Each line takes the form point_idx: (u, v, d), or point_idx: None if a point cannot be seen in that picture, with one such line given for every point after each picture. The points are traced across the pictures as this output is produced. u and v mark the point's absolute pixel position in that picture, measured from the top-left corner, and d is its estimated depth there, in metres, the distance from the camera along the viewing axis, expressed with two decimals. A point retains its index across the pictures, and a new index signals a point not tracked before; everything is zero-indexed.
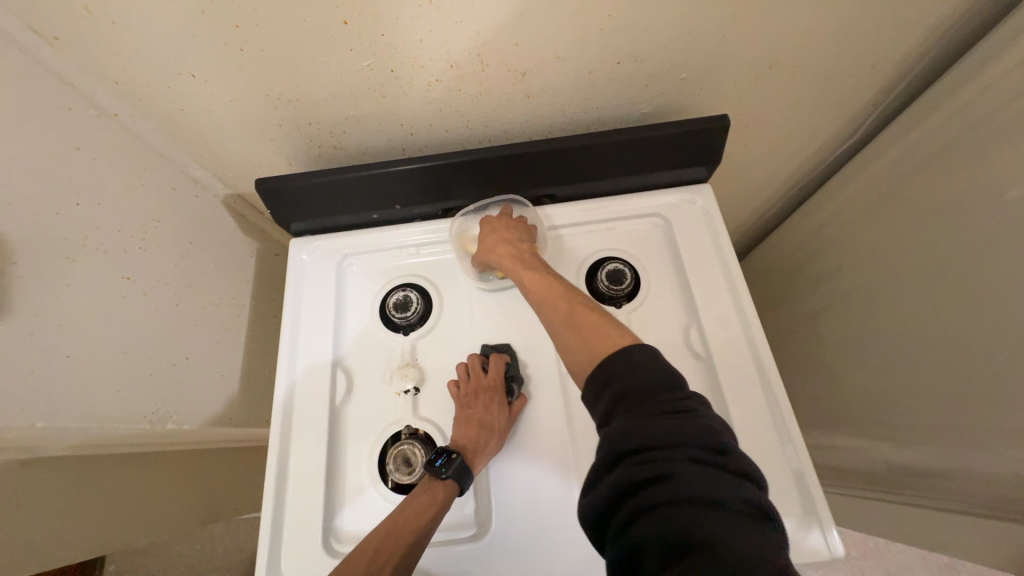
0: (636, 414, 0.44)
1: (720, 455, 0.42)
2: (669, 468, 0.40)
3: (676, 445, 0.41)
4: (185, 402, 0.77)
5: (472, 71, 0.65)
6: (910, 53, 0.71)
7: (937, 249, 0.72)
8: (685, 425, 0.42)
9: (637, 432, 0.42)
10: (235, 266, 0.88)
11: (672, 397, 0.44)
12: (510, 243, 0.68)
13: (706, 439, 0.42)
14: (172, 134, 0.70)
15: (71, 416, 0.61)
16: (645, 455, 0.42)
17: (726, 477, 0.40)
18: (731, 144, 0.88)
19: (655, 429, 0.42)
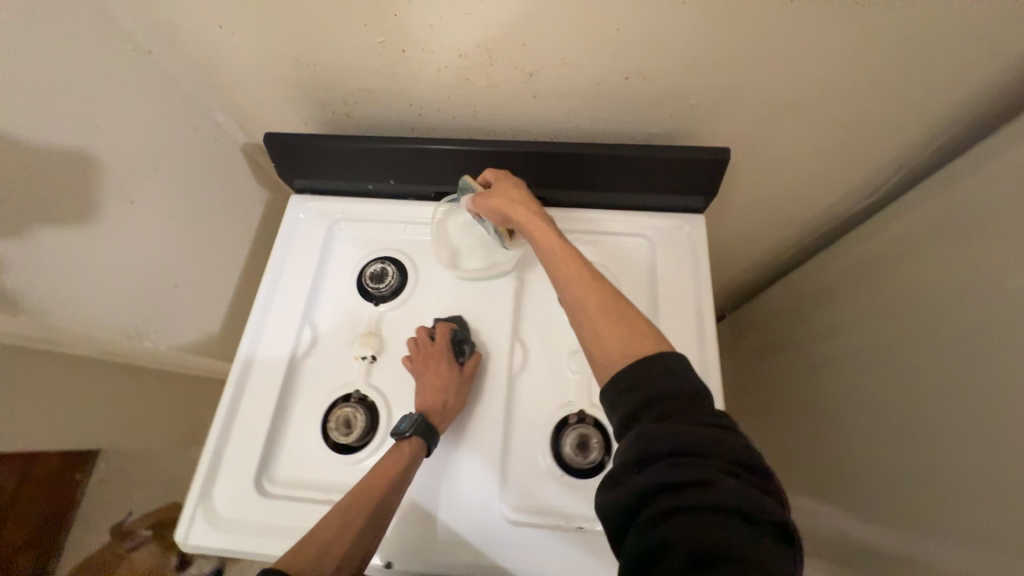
0: (671, 418, 0.45)
1: (749, 472, 0.42)
2: (705, 474, 0.41)
3: (711, 454, 0.42)
4: (161, 326, 0.83)
5: (480, 63, 0.66)
6: (940, 116, 0.67)
7: (931, 326, 0.69)
8: (723, 437, 0.43)
9: (673, 435, 0.43)
10: (240, 211, 0.93)
11: (704, 408, 0.46)
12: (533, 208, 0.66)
13: (738, 455, 0.43)
14: (200, 78, 0.75)
15: (63, 321, 0.67)
16: (680, 458, 0.42)
17: (757, 492, 0.41)
18: (744, 181, 0.86)
19: (692, 435, 0.43)
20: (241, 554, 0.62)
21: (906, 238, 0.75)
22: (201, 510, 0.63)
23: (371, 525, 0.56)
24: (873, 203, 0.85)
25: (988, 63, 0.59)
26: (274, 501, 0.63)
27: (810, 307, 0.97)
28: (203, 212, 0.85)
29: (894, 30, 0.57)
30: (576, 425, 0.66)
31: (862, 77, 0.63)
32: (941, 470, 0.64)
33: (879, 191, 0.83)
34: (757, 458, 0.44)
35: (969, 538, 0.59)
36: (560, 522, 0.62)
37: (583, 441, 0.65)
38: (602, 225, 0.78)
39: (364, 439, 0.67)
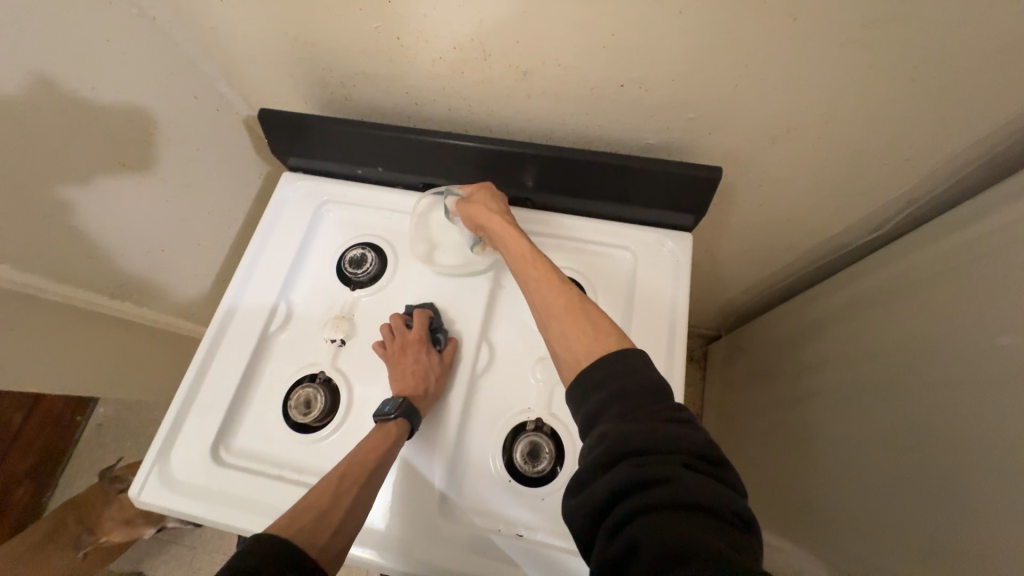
0: (636, 417, 0.44)
1: (711, 467, 0.43)
2: (668, 472, 0.40)
3: (675, 452, 0.42)
4: None
5: (474, 57, 0.65)
6: (952, 155, 0.63)
7: (918, 374, 0.65)
8: (682, 432, 0.43)
9: (637, 434, 0.43)
10: (238, 182, 0.94)
11: (668, 406, 0.46)
12: (499, 217, 0.68)
13: (700, 451, 0.43)
14: (203, 48, 0.76)
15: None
16: (644, 457, 0.42)
17: (720, 488, 0.41)
18: (743, 202, 0.83)
19: (655, 433, 0.43)
20: (190, 517, 0.64)
21: (904, 280, 0.72)
22: (157, 470, 0.65)
23: (363, 496, 0.57)
24: (877, 239, 0.81)
25: (1008, 103, 0.55)
26: (226, 470, 0.65)
27: (803, 339, 0.94)
28: (199, 179, 0.87)
29: (906, 60, 0.54)
30: (530, 433, 0.65)
31: (871, 106, 0.60)
32: (907, 524, 0.62)
33: (884, 227, 0.79)
34: (719, 452, 0.44)
35: None
36: (499, 528, 0.62)
37: (533, 448, 0.64)
38: (586, 232, 0.76)
39: (322, 420, 0.68)
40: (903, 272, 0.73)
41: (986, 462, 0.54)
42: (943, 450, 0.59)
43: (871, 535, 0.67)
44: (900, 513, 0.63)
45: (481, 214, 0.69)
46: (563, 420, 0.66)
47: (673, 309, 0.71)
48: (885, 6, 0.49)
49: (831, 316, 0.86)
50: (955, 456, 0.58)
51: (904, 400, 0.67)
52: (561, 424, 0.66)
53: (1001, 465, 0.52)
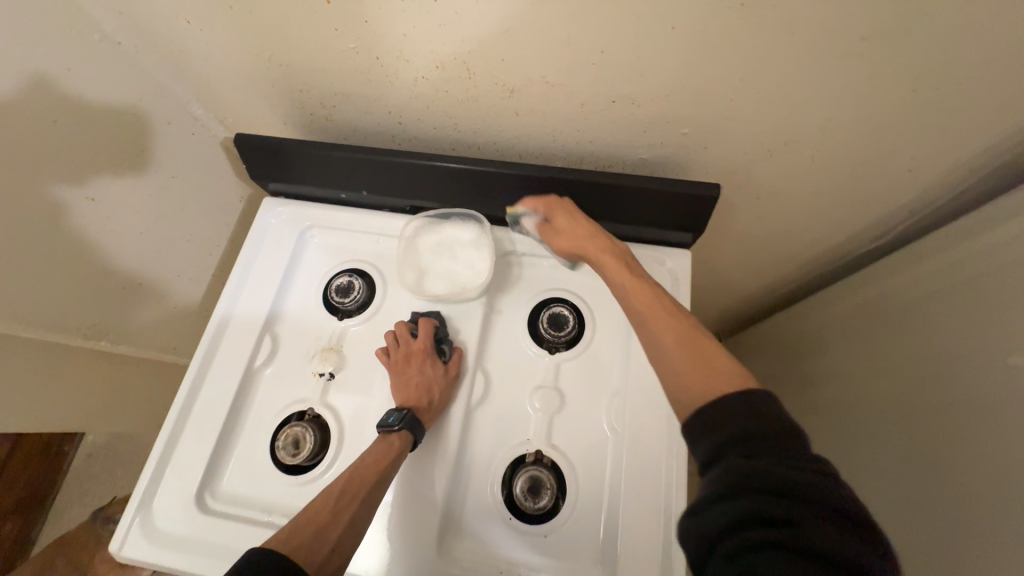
0: (764, 454, 0.40)
1: (856, 527, 0.36)
2: (794, 517, 0.36)
3: (809, 499, 0.37)
4: (121, 326, 0.80)
5: (458, 75, 0.62)
6: (957, 163, 0.61)
7: (928, 390, 0.63)
8: (828, 483, 0.38)
9: (762, 472, 0.38)
10: (219, 207, 0.90)
11: (806, 453, 0.40)
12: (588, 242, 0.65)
13: (841, 505, 0.37)
14: (174, 71, 0.73)
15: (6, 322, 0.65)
16: (775, 497, 0.37)
17: (861, 546, 0.35)
18: (743, 214, 0.80)
19: (788, 475, 0.38)
20: (171, 569, 0.60)
21: (909, 292, 0.70)
22: (138, 522, 0.62)
23: (363, 510, 0.54)
24: (881, 246, 0.79)
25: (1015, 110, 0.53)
26: (213, 518, 0.62)
27: (806, 349, 0.92)
28: (177, 208, 0.82)
29: (910, 69, 0.51)
30: (530, 466, 0.63)
31: (874, 116, 0.57)
32: (934, 551, 0.59)
33: (887, 235, 0.76)
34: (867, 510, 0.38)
35: None
36: (500, 568, 0.59)
37: (535, 484, 0.62)
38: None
39: (312, 460, 0.65)
40: (909, 281, 0.70)
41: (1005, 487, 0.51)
42: (960, 472, 0.57)
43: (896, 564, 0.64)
44: (926, 541, 0.61)
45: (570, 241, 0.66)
46: (564, 452, 0.64)
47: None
48: (888, 16, 0.47)
49: (835, 326, 0.84)
50: (976, 480, 0.55)
51: (915, 417, 0.65)
52: (563, 456, 0.64)
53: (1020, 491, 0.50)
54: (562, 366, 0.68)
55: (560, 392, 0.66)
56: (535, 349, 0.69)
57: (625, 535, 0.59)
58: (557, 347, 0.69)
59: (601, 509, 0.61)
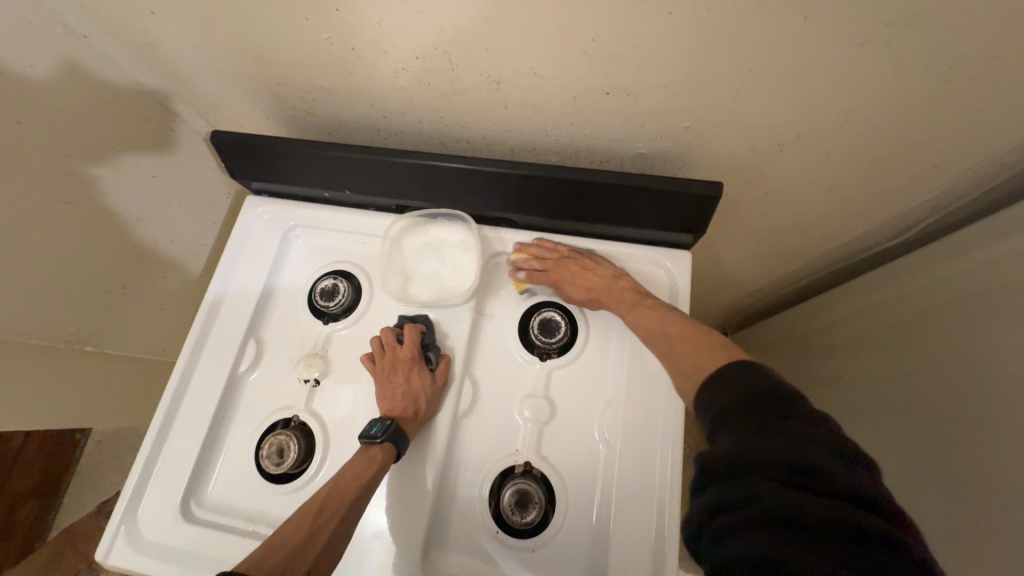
0: (734, 432, 0.41)
1: (825, 481, 0.37)
2: (757, 489, 0.37)
3: (774, 468, 0.38)
4: (109, 329, 0.79)
5: (440, 67, 0.58)
6: (988, 157, 0.55)
7: (943, 403, 0.59)
8: (787, 446, 0.38)
9: (725, 453, 0.40)
10: (204, 205, 0.88)
11: (774, 416, 0.41)
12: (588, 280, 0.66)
13: (805, 462, 0.38)
14: (146, 64, 0.69)
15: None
16: (737, 476, 0.39)
17: (826, 507, 0.36)
18: (749, 209, 0.75)
19: (745, 449, 0.39)
20: None
21: (927, 296, 0.65)
22: (124, 530, 0.62)
23: (342, 530, 0.54)
24: (900, 244, 0.73)
25: None
26: (199, 528, 0.62)
27: (815, 350, 0.88)
28: (160, 208, 0.80)
29: (939, 58, 0.46)
30: (519, 478, 0.60)
31: (895, 107, 0.52)
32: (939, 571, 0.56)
33: (908, 232, 0.71)
34: (834, 461, 0.38)
35: None
36: None
37: (522, 498, 0.60)
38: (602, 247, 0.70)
39: (298, 468, 0.64)
40: (927, 284, 0.65)
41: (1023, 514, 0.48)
42: (970, 494, 0.54)
43: None
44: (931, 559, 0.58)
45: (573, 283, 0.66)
46: (555, 464, 0.62)
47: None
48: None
49: (846, 327, 0.80)
50: (990, 504, 0.51)
51: (925, 431, 0.61)
52: (553, 468, 0.61)
53: None
54: (554, 374, 0.65)
55: (551, 401, 0.64)
56: (526, 355, 0.66)
57: (615, 552, 0.57)
58: (548, 354, 0.66)
59: (592, 522, 0.59)
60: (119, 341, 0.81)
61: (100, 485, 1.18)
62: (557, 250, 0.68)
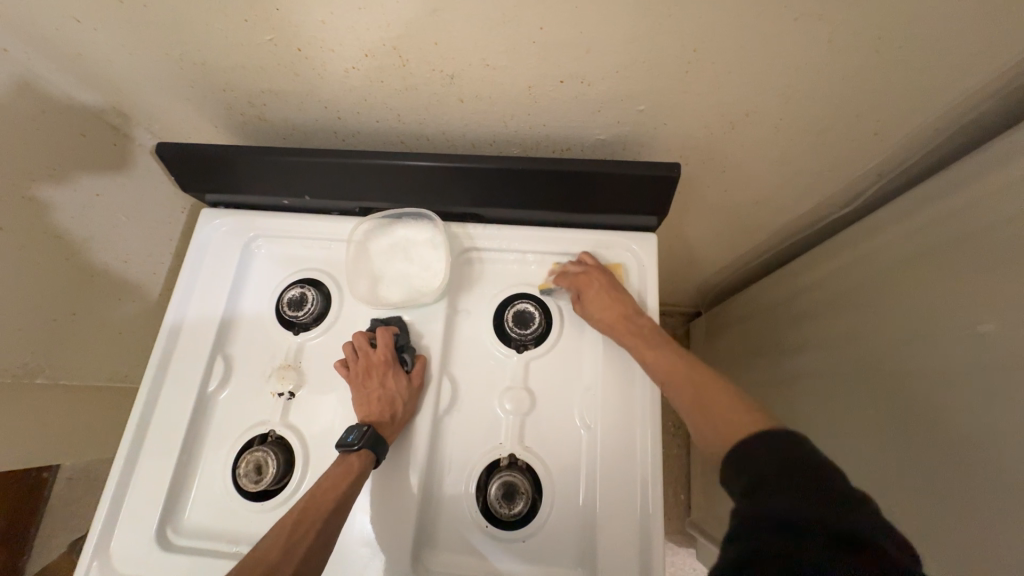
0: (782, 491, 0.42)
1: (876, 555, 0.37)
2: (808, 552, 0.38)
3: (820, 532, 0.39)
4: (62, 358, 0.75)
5: (391, 64, 0.57)
6: (925, 122, 0.58)
7: (898, 359, 0.63)
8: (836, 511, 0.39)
9: (779, 512, 0.40)
10: (157, 221, 0.84)
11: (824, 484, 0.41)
12: (608, 299, 0.63)
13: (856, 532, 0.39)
14: (78, 77, 0.65)
15: None
16: (783, 534, 0.39)
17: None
18: (709, 188, 0.77)
19: (795, 511, 0.40)
20: None
21: (879, 259, 0.68)
22: (98, 565, 0.60)
23: (320, 541, 0.53)
24: (852, 213, 0.76)
25: (980, 64, 0.50)
26: (177, 555, 0.60)
27: (781, 320, 0.91)
28: (108, 228, 0.76)
29: (867, 30, 0.48)
30: (504, 471, 0.61)
31: (834, 80, 0.54)
32: (902, 516, 0.60)
33: (858, 200, 0.74)
34: (888, 542, 0.39)
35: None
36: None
37: (509, 490, 0.60)
38: (627, 255, 0.69)
39: (278, 484, 0.62)
40: (880, 248, 0.69)
41: (974, 455, 0.51)
42: (925, 441, 0.57)
43: None
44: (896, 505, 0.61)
45: (592, 298, 0.64)
46: (538, 453, 0.62)
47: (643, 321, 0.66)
48: None
49: (809, 295, 0.83)
50: (946, 448, 0.55)
51: (885, 386, 0.64)
52: (536, 457, 0.62)
53: (987, 458, 0.50)
54: (531, 365, 0.65)
55: (531, 392, 0.64)
56: (502, 349, 0.66)
57: (602, 533, 0.58)
58: (525, 345, 0.66)
59: (578, 506, 0.60)
60: (74, 370, 0.77)
61: (70, 521, 1.12)
62: (590, 266, 0.66)
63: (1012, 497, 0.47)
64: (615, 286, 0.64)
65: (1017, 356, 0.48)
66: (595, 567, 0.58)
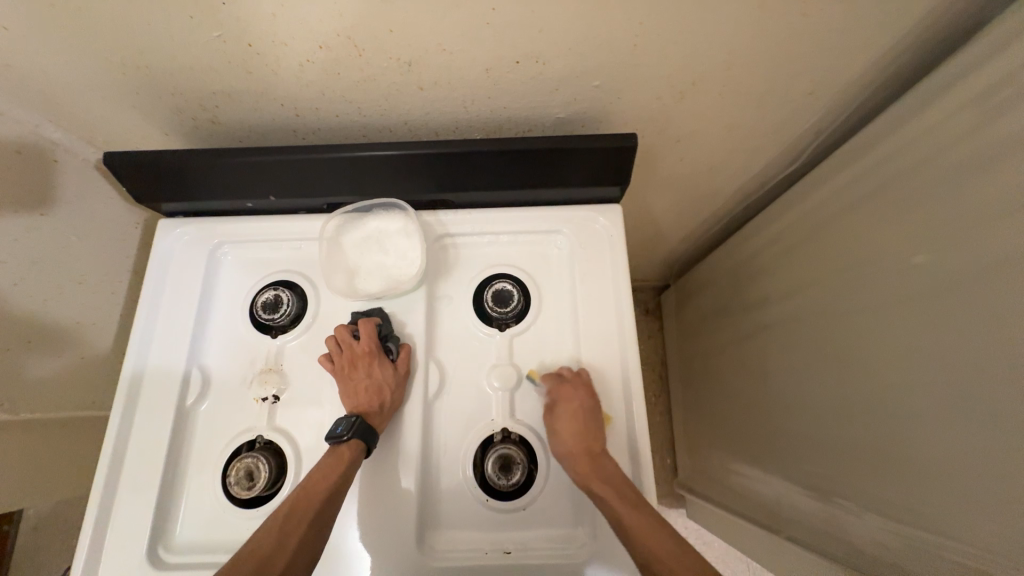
0: None
1: None
2: None
3: None
4: (19, 391, 0.71)
5: (347, 55, 0.57)
6: (851, 80, 0.64)
7: (848, 299, 0.68)
8: None
9: None
10: (111, 238, 0.80)
11: None
12: (586, 435, 0.59)
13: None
14: (9, 91, 0.62)
15: None
16: None
17: None
18: (666, 159, 0.81)
19: None
20: None
21: (823, 211, 0.74)
22: None
23: (315, 528, 0.53)
24: (795, 172, 0.82)
25: (890, 23, 0.56)
26: (170, 572, 0.58)
27: (742, 279, 0.97)
28: (55, 249, 0.72)
29: None
30: (499, 445, 0.62)
31: (770, 44, 0.58)
32: (860, 441, 0.66)
33: (798, 159, 0.80)
34: None
35: (886, 499, 0.62)
36: (485, 549, 0.59)
37: (505, 461, 0.62)
38: (615, 325, 0.67)
39: (272, 488, 0.61)
40: (822, 201, 0.75)
41: (915, 374, 0.58)
42: (875, 369, 0.63)
43: (831, 460, 0.72)
44: (855, 432, 0.67)
45: (568, 430, 0.60)
46: (531, 426, 0.64)
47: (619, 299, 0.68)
48: None
49: (765, 253, 0.89)
50: (893, 372, 0.61)
51: (838, 326, 0.70)
52: (528, 428, 0.64)
53: (926, 374, 0.56)
54: (514, 340, 0.67)
55: (517, 367, 0.66)
56: (485, 329, 0.68)
57: (597, 492, 0.61)
58: (506, 323, 0.68)
59: None
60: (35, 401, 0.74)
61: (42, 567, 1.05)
62: (575, 382, 0.62)
63: (949, 404, 0.53)
64: (596, 417, 0.60)
65: (946, 281, 0.54)
66: (593, 524, 0.60)
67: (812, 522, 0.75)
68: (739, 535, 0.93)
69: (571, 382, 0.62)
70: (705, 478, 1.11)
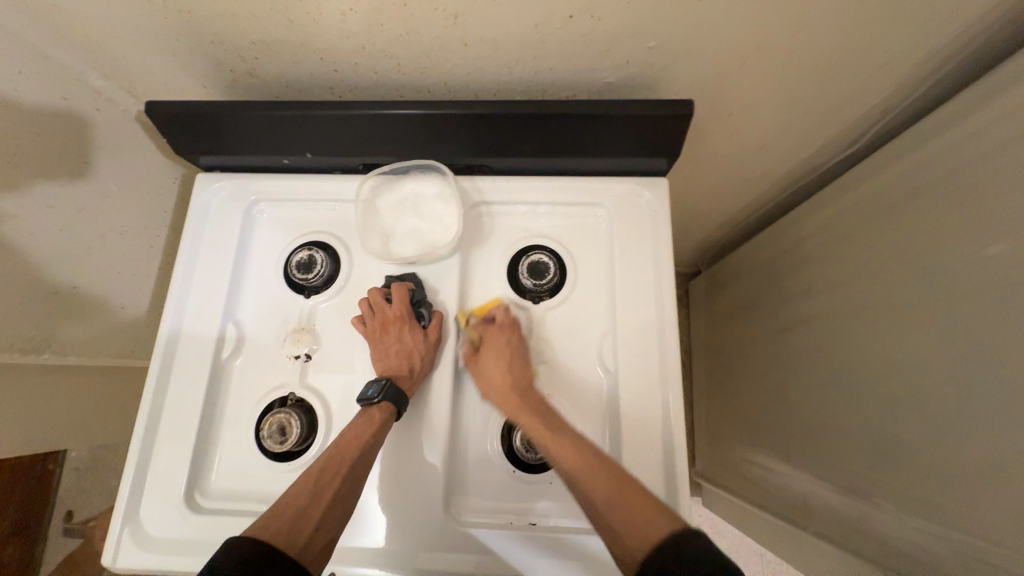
0: None
1: None
2: None
3: None
4: (66, 334, 0.74)
5: (391, 4, 0.54)
6: (936, 48, 0.58)
7: (904, 291, 0.64)
8: None
9: None
10: (151, 192, 0.81)
11: None
12: (509, 368, 0.60)
13: None
14: (54, 34, 0.61)
15: None
16: None
17: None
18: (716, 134, 0.76)
19: None
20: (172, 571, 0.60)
21: (884, 196, 0.69)
22: (130, 530, 0.60)
23: (347, 487, 0.53)
24: (852, 155, 0.77)
25: None
26: (206, 517, 0.60)
27: (782, 267, 0.92)
28: (98, 198, 0.73)
29: None
30: None
31: (848, 3, 0.53)
32: (903, 441, 0.63)
33: (860, 140, 0.74)
34: None
35: (927, 504, 0.59)
36: (509, 519, 0.60)
37: None
38: (652, 305, 0.65)
39: (302, 445, 0.62)
40: (883, 186, 0.69)
41: (977, 374, 0.53)
42: (927, 367, 0.60)
43: (866, 457, 0.69)
44: (898, 432, 0.64)
45: (490, 363, 0.60)
46: (560, 402, 0.63)
47: (658, 282, 0.65)
48: None
49: (812, 240, 0.84)
50: (947, 371, 0.57)
51: (889, 319, 0.66)
52: (558, 403, 0.63)
53: (989, 374, 0.52)
54: (549, 314, 0.66)
55: (548, 340, 0.65)
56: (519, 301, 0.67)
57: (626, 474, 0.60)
58: (540, 296, 0.67)
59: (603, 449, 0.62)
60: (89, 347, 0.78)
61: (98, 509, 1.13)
62: (500, 323, 0.63)
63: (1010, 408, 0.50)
64: (521, 350, 0.62)
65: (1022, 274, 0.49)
66: None
67: (842, 522, 0.73)
68: (756, 524, 0.93)
69: (504, 316, 0.64)
70: (726, 469, 1.11)
